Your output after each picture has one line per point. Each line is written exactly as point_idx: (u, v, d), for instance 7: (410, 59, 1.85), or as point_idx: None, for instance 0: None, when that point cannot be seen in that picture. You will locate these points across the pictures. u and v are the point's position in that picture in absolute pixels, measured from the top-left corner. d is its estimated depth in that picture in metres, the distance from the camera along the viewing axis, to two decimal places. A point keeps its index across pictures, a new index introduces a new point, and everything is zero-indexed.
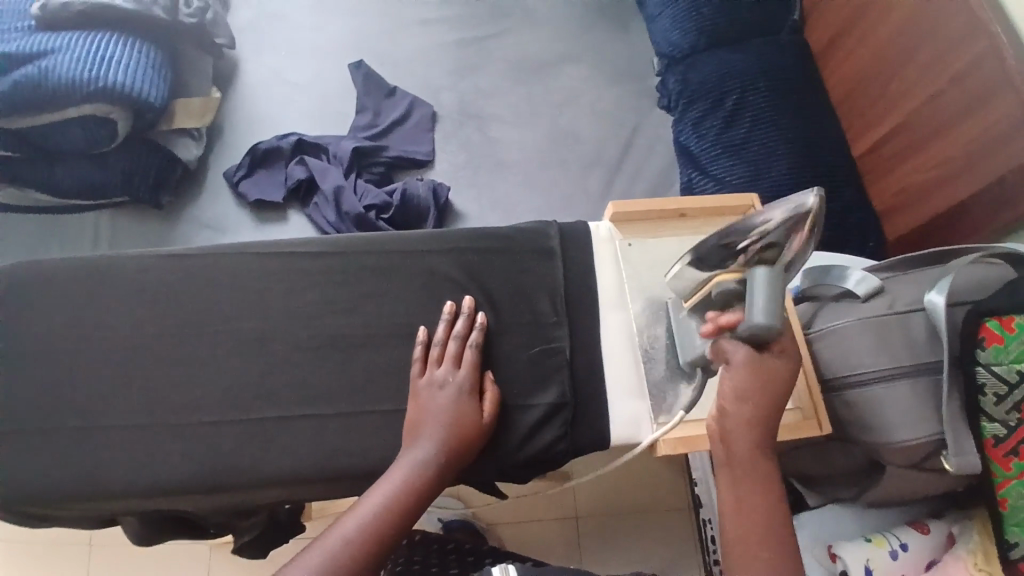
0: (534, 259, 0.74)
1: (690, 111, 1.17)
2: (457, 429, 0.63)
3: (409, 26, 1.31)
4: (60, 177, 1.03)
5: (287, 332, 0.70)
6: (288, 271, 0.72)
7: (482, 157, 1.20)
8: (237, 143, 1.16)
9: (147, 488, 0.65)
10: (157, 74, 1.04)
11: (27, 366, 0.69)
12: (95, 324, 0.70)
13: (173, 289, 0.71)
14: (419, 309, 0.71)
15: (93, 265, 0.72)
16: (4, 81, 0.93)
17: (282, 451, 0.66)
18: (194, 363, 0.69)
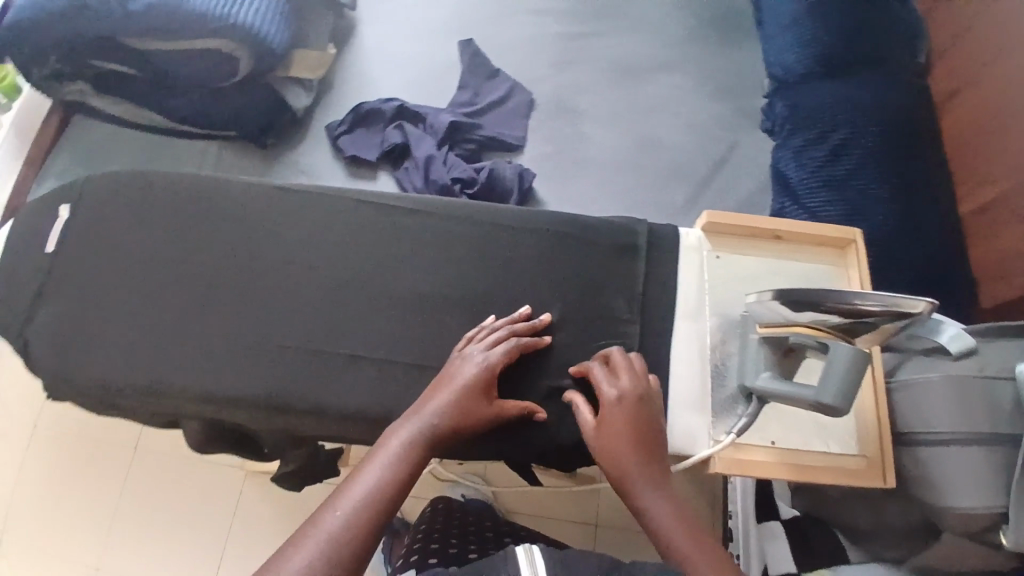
0: (618, 255, 0.74)
1: (794, 139, 1.14)
2: (474, 403, 0.62)
3: (520, 12, 1.32)
4: (179, 104, 1.09)
5: (369, 281, 0.72)
6: (380, 223, 0.75)
7: (571, 152, 1.21)
8: (341, 99, 1.21)
9: (218, 399, 0.69)
10: (283, 20, 1.08)
11: (128, 266, 0.74)
12: (195, 239, 0.75)
13: (271, 220, 0.75)
14: (496, 282, 0.73)
15: (206, 187, 0.77)
16: (139, 2, 0.98)
17: (346, 390, 0.69)
18: (280, 294, 0.72)
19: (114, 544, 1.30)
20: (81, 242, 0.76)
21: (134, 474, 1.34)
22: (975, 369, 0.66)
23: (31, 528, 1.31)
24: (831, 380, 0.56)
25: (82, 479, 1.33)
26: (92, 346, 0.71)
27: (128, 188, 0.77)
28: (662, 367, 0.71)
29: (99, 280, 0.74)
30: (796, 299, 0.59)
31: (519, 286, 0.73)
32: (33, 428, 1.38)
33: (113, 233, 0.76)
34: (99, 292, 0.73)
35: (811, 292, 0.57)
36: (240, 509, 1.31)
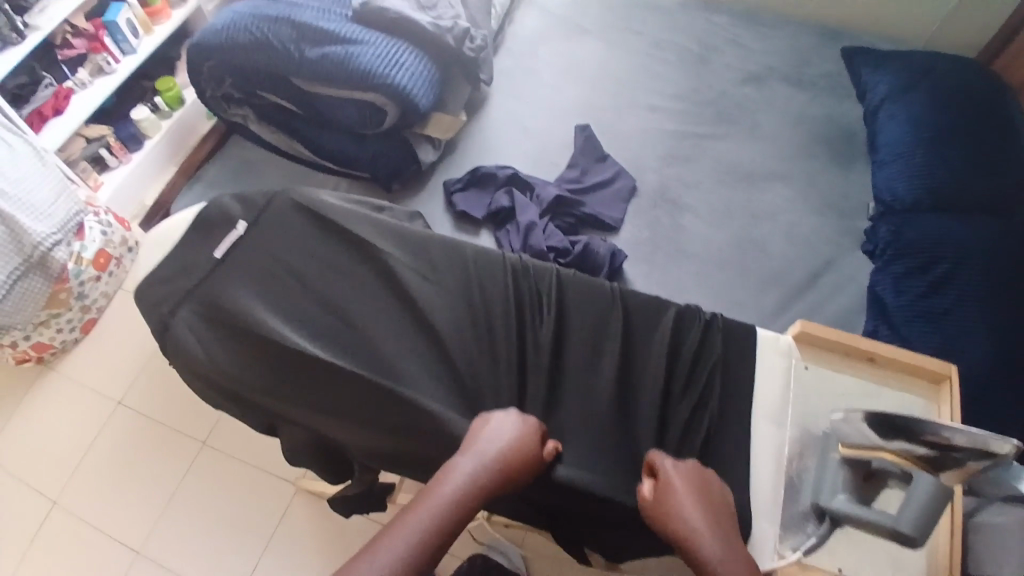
0: (708, 344, 0.78)
1: (894, 265, 1.15)
2: (508, 454, 0.65)
3: (636, 107, 1.42)
4: (324, 141, 1.25)
5: (471, 328, 0.81)
6: (489, 281, 0.84)
7: (666, 240, 1.26)
8: (463, 160, 1.33)
9: (319, 407, 0.77)
10: (433, 86, 1.20)
11: (265, 275, 0.85)
12: (328, 262, 0.86)
13: (394, 262, 0.85)
14: (587, 347, 0.79)
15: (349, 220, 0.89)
16: (314, 53, 1.15)
17: (431, 422, 0.74)
18: (393, 324, 0.82)
19: (163, 525, 1.37)
20: (234, 246, 0.88)
21: (197, 465, 1.42)
22: None
23: (95, 493, 1.40)
24: (908, 506, 0.56)
25: (153, 457, 1.43)
26: (224, 335, 0.81)
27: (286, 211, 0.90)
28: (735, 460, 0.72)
29: (235, 281, 0.84)
30: (887, 423, 0.62)
31: (608, 355, 0.78)
32: (118, 401, 1.49)
33: (260, 242, 0.87)
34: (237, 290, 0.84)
35: (905, 418, 0.61)
36: (285, 519, 1.36)
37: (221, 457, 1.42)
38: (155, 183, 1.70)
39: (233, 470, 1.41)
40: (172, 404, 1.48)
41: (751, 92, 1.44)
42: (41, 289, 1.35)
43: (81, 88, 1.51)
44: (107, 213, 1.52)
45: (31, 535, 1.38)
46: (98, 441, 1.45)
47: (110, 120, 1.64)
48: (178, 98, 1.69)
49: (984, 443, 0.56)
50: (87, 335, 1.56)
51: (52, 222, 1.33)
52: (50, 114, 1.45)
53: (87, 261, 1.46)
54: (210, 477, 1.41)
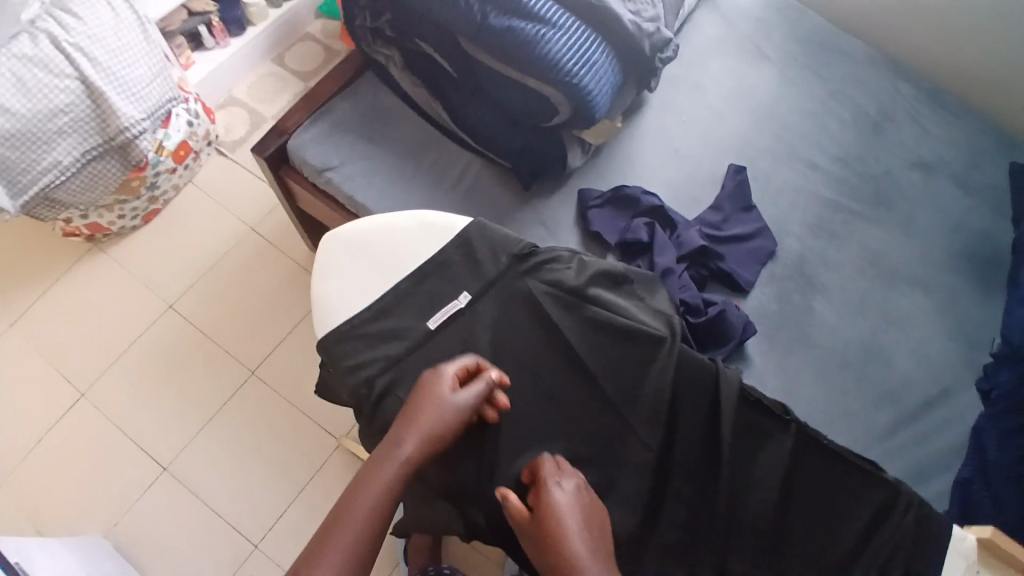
0: (904, 544, 0.79)
1: (1005, 419, 1.08)
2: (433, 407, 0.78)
3: (793, 160, 1.32)
4: (470, 116, 1.12)
5: (676, 453, 0.85)
6: (700, 399, 0.86)
7: (791, 319, 1.20)
8: (607, 171, 1.22)
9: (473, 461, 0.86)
10: (611, 91, 1.07)
11: (454, 331, 0.91)
12: (503, 325, 0.91)
13: (597, 352, 0.89)
14: (786, 493, 0.83)
15: (591, 306, 0.91)
16: (500, 21, 1.00)
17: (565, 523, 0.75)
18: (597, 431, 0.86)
19: (196, 447, 1.32)
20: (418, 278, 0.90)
21: (243, 395, 1.37)
22: None
23: (131, 394, 1.36)
24: None
25: (198, 373, 1.38)
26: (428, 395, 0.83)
27: (511, 279, 0.93)
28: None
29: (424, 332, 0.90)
30: None
31: (806, 525, 0.81)
32: (170, 304, 1.44)
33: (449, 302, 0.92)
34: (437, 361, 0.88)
35: None
36: (318, 476, 1.31)
37: (266, 394, 1.37)
38: (252, 77, 1.67)
39: (275, 408, 1.36)
40: (226, 323, 1.43)
41: (918, 179, 1.32)
42: (115, 175, 1.22)
43: None
44: (195, 103, 1.41)
45: (54, 420, 1.33)
46: (141, 340, 1.40)
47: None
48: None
49: None
50: (148, 225, 1.51)
51: (143, 106, 1.19)
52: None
53: (167, 152, 1.35)
54: (248, 407, 1.36)
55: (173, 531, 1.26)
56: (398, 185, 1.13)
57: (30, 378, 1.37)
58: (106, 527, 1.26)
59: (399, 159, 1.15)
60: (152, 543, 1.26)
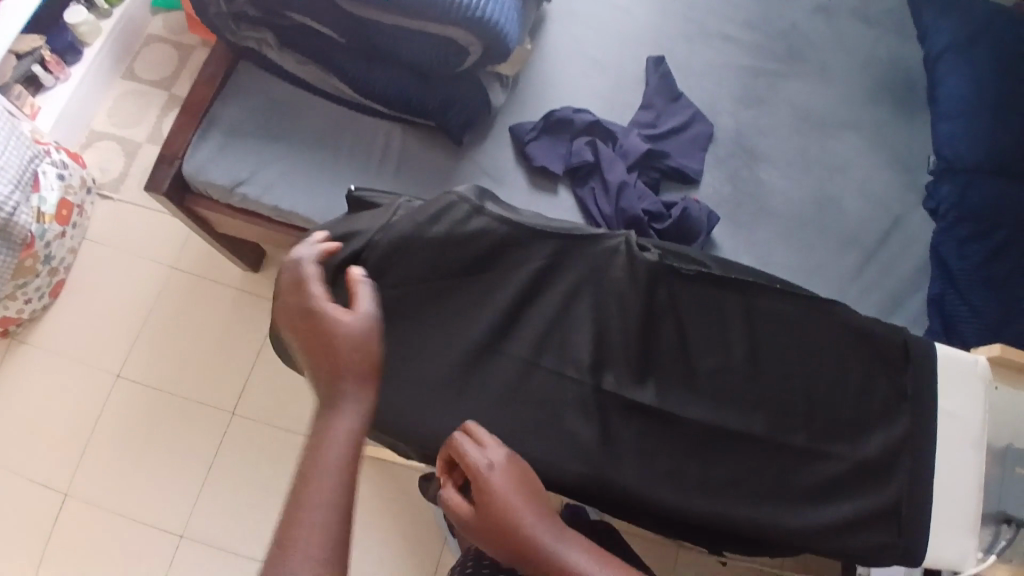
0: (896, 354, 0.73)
1: (958, 228, 1.20)
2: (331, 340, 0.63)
3: (706, 35, 1.29)
4: (376, 82, 1.02)
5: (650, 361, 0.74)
6: (663, 298, 0.73)
7: (746, 195, 1.20)
8: (531, 101, 1.16)
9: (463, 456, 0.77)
10: (516, 15, 0.99)
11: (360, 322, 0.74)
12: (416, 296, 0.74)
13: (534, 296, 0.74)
14: (778, 364, 0.73)
15: (478, 242, 0.74)
16: None
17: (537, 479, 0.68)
18: (558, 361, 0.73)
19: (205, 506, 1.27)
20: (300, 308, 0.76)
21: (230, 439, 1.31)
22: None
23: (114, 477, 1.28)
24: None
25: (175, 434, 1.31)
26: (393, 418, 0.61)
27: (400, 244, 0.74)
28: (942, 494, 0.73)
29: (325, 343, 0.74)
30: None
31: (799, 376, 0.72)
32: (117, 375, 1.33)
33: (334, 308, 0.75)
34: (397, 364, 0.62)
35: None
36: None
37: (255, 431, 1.31)
38: (106, 103, 1.47)
39: (269, 438, 1.31)
40: (184, 373, 1.34)
41: (822, 25, 1.34)
42: (5, 262, 1.13)
43: None
44: (60, 152, 1.27)
45: (46, 535, 1.25)
46: (103, 424, 1.31)
47: (43, 27, 1.36)
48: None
49: None
50: (58, 301, 1.37)
51: (7, 178, 1.11)
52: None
53: (50, 217, 1.24)
54: (239, 452, 1.30)
55: None
56: (321, 180, 1.03)
57: (0, 497, 1.27)
58: None
59: (312, 149, 1.05)
60: None
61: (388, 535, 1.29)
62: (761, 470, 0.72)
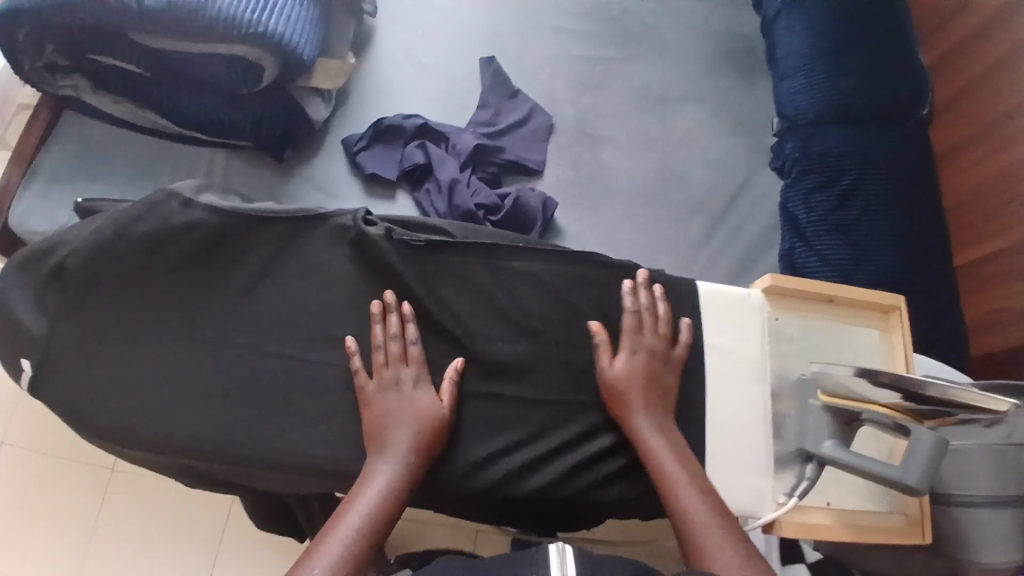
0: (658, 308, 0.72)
1: (804, 180, 1.22)
2: (419, 422, 0.64)
3: (540, 32, 1.31)
4: (185, 109, 1.02)
5: (360, 340, 0.69)
6: (369, 269, 0.67)
7: (589, 179, 1.23)
8: (362, 113, 1.17)
9: (206, 475, 0.70)
10: (313, 29, 1.01)
11: (99, 332, 0.66)
12: (141, 302, 0.66)
13: (235, 288, 0.67)
14: (498, 326, 0.70)
15: (194, 238, 0.66)
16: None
17: (290, 460, 0.65)
18: (284, 342, 0.68)
19: (88, 571, 1.20)
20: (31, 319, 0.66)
21: (113, 499, 1.24)
22: None
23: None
24: (919, 459, 0.55)
25: (51, 502, 1.23)
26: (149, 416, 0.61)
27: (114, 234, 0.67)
28: (738, 461, 0.69)
29: (45, 359, 0.65)
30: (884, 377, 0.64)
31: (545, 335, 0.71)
32: None
33: (86, 318, 0.66)
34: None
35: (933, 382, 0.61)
36: (229, 529, 1.25)
37: (136, 490, 1.24)
38: None
39: (154, 493, 1.25)
40: (52, 438, 1.25)
41: (654, 8, 1.37)
42: None
43: None
44: None
45: None
46: None
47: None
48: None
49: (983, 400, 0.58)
50: None
51: None
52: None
53: None
54: (118, 514, 1.23)
55: None
56: None
57: None
58: None
59: (137, 181, 1.04)
60: None
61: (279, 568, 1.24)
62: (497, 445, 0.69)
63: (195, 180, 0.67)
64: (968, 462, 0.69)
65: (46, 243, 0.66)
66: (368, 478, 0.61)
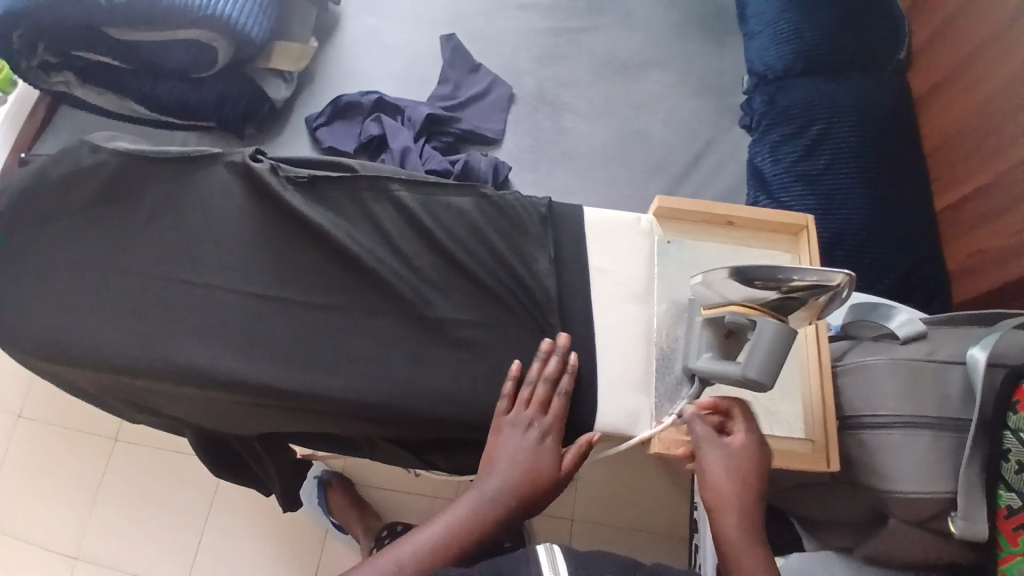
0: (532, 224, 0.71)
1: (771, 134, 1.16)
2: (531, 475, 0.62)
3: (501, 8, 1.34)
4: (157, 96, 1.12)
5: (248, 268, 0.69)
6: (264, 203, 0.70)
7: (546, 144, 1.23)
8: (326, 95, 1.23)
9: (133, 400, 0.75)
10: (262, 12, 1.10)
11: (22, 269, 0.70)
12: (54, 238, 0.71)
13: (142, 220, 0.70)
14: (391, 252, 0.70)
15: (99, 174, 0.71)
16: None
17: (177, 384, 0.66)
18: (176, 267, 0.69)
19: (95, 528, 1.31)
20: None
21: (115, 463, 1.35)
22: (925, 353, 0.67)
23: (15, 510, 1.33)
24: (757, 353, 0.56)
25: (66, 465, 1.35)
26: (64, 335, 0.67)
27: (35, 178, 0.71)
28: (618, 378, 0.69)
29: None
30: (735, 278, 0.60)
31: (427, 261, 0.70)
32: (18, 415, 1.38)
33: (12, 258, 0.71)
34: (70, 289, 0.69)
35: (777, 271, 0.57)
36: (220, 493, 1.32)
37: (135, 454, 1.35)
38: None
39: (152, 458, 1.35)
40: (67, 409, 1.38)
41: None
42: None
43: None
44: None
45: None
46: (4, 461, 1.36)
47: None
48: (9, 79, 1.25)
49: (827, 276, 0.55)
50: None
51: None
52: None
53: None
54: (121, 476, 1.34)
55: None
56: None
57: None
58: None
59: None
60: None
61: (263, 530, 1.30)
62: (379, 375, 0.67)
63: (110, 131, 0.74)
64: (876, 379, 0.68)
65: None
66: (253, 389, 0.65)
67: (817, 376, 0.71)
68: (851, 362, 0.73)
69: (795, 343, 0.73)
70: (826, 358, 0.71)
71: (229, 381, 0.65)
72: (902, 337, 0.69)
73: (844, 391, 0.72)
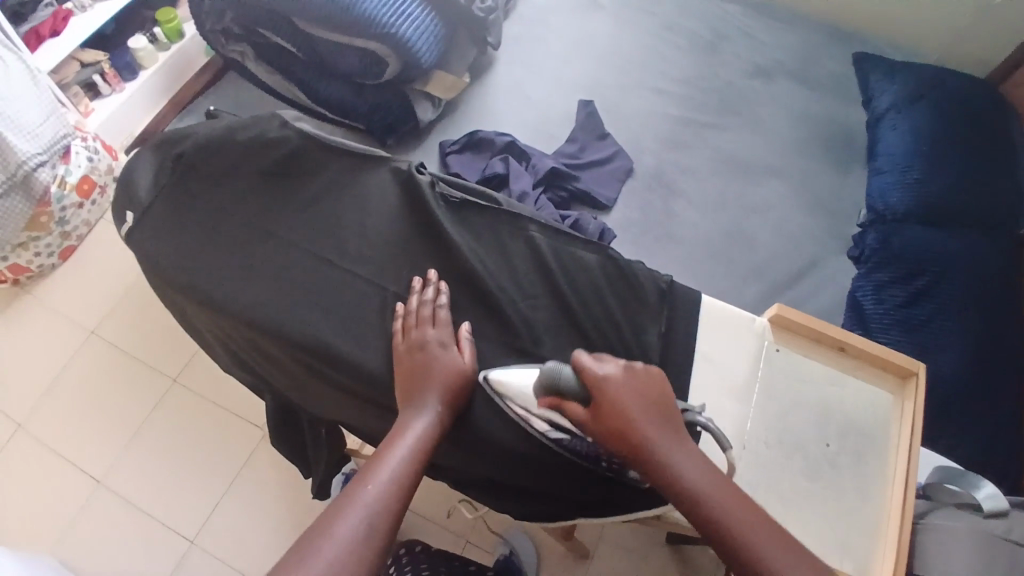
0: (651, 298, 0.75)
1: (877, 273, 1.16)
2: (453, 379, 0.66)
3: (641, 89, 1.42)
4: (320, 89, 1.24)
5: (383, 266, 0.74)
6: (413, 213, 0.76)
7: (654, 222, 1.27)
8: (463, 125, 1.32)
9: (239, 354, 0.80)
10: (434, 41, 1.20)
11: (187, 211, 0.77)
12: (221, 192, 0.78)
13: (303, 199, 0.77)
14: (514, 288, 0.74)
15: (279, 147, 0.79)
16: None
17: (293, 353, 0.71)
18: (320, 248, 0.75)
19: (127, 459, 1.36)
20: (146, 189, 0.80)
21: (165, 403, 1.40)
22: (1003, 530, 0.71)
23: (63, 417, 1.39)
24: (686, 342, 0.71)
25: (121, 392, 1.41)
26: (207, 280, 0.73)
27: (224, 137, 0.80)
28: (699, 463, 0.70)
29: (139, 223, 0.78)
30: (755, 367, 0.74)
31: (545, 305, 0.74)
32: (91, 331, 1.46)
33: (179, 199, 0.78)
34: (222, 241, 0.75)
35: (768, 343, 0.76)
36: (251, 463, 1.35)
37: (186, 400, 1.41)
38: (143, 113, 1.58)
39: (200, 409, 1.40)
40: (138, 339, 1.46)
41: (758, 85, 1.43)
42: (21, 210, 1.27)
43: (81, 12, 1.42)
44: (96, 140, 1.43)
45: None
46: (66, 371, 1.43)
47: (108, 46, 1.51)
48: (178, 30, 1.54)
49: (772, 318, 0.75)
50: (65, 263, 1.52)
51: (39, 143, 1.25)
52: (48, 36, 1.36)
53: (71, 187, 1.39)
54: (167, 416, 1.39)
55: (117, 539, 1.30)
56: None
57: None
58: (51, 547, 1.29)
59: None
60: (97, 558, 1.28)
61: (282, 511, 1.32)
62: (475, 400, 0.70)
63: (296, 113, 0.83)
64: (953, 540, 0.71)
65: (177, 138, 0.82)
66: (360, 378, 0.69)
67: (895, 523, 0.69)
68: (929, 522, 0.75)
69: (880, 483, 0.72)
70: (909, 503, 0.70)
71: (341, 364, 0.70)
72: (985, 509, 0.74)
73: (916, 547, 0.74)
